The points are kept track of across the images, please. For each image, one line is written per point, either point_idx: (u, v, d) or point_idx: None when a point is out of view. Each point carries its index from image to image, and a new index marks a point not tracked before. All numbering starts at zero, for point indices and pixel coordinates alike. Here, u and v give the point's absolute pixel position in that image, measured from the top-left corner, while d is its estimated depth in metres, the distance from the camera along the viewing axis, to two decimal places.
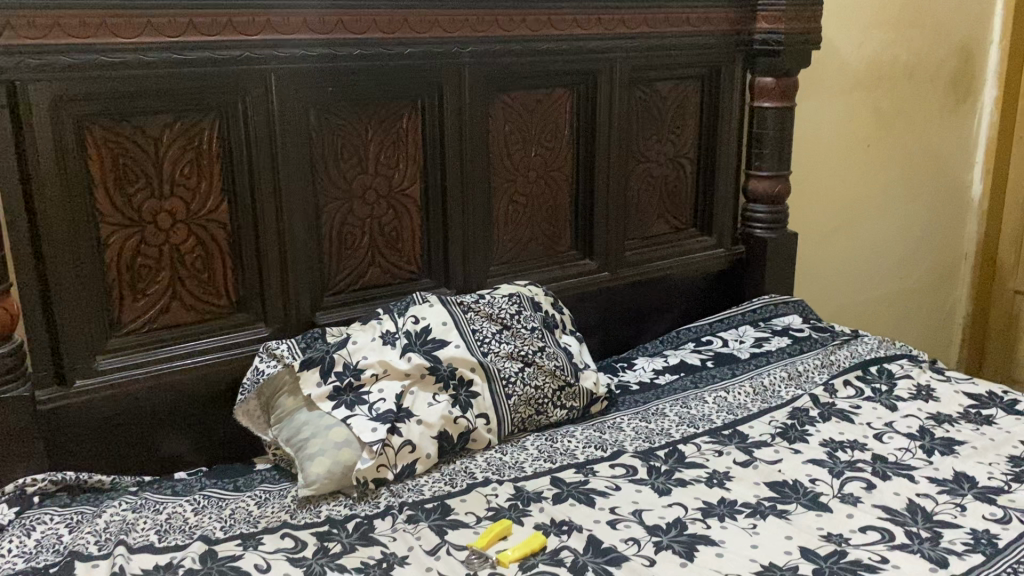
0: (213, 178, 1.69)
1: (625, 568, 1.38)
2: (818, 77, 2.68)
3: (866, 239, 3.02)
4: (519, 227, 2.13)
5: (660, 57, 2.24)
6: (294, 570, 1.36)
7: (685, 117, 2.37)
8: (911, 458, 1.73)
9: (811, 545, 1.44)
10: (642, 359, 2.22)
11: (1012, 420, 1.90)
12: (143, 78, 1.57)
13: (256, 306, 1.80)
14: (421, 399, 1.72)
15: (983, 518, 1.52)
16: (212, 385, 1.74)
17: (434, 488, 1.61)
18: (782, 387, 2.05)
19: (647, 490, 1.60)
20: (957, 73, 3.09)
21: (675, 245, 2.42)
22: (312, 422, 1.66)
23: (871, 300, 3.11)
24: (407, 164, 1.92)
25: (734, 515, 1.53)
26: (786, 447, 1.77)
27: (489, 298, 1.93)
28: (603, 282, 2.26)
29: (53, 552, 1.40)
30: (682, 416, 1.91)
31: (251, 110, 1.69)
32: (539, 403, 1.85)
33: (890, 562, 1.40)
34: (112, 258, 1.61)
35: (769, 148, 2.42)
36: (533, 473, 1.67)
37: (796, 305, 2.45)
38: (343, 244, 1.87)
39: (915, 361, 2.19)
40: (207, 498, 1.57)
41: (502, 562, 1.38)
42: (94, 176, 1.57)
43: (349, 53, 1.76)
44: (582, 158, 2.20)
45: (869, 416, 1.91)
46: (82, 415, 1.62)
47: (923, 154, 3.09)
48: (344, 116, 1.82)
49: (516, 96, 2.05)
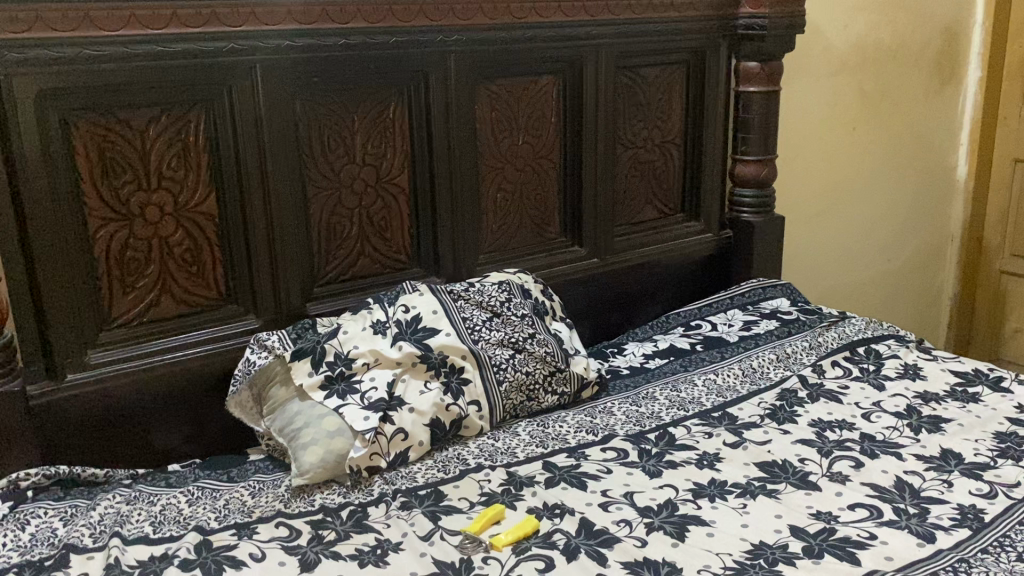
0: (201, 170, 1.69)
1: (617, 549, 1.39)
2: (803, 60, 2.69)
3: (854, 222, 3.04)
4: (508, 215, 2.14)
5: (646, 42, 2.25)
6: (289, 558, 1.37)
7: (671, 102, 2.37)
8: (899, 437, 1.75)
9: (801, 524, 1.46)
10: (632, 344, 2.24)
11: (998, 397, 1.93)
12: (127, 71, 1.56)
13: (246, 298, 1.80)
14: (412, 387, 1.73)
15: (970, 494, 1.54)
16: (203, 377, 1.75)
17: (427, 475, 1.63)
18: (771, 369, 2.07)
19: (638, 473, 1.62)
20: (942, 54, 3.10)
21: (663, 230, 2.44)
22: (305, 411, 1.66)
23: (859, 282, 3.13)
24: (395, 154, 1.92)
25: (723, 495, 1.55)
26: (775, 428, 1.79)
27: (479, 286, 1.94)
28: (592, 268, 2.27)
29: (48, 546, 1.41)
30: (673, 399, 1.93)
31: (238, 101, 1.69)
32: (531, 389, 1.86)
33: (878, 538, 1.42)
34: (101, 251, 1.61)
35: (755, 133, 2.43)
36: (525, 458, 1.68)
37: (785, 288, 2.47)
38: (332, 234, 1.87)
39: (902, 341, 2.21)
40: (202, 490, 1.58)
41: (495, 546, 1.39)
42: (81, 170, 1.57)
43: (334, 43, 1.76)
44: (570, 146, 2.20)
45: (857, 396, 1.93)
46: (74, 409, 1.62)
47: (908, 136, 3.11)
48: (331, 106, 1.82)
49: (502, 84, 2.05)
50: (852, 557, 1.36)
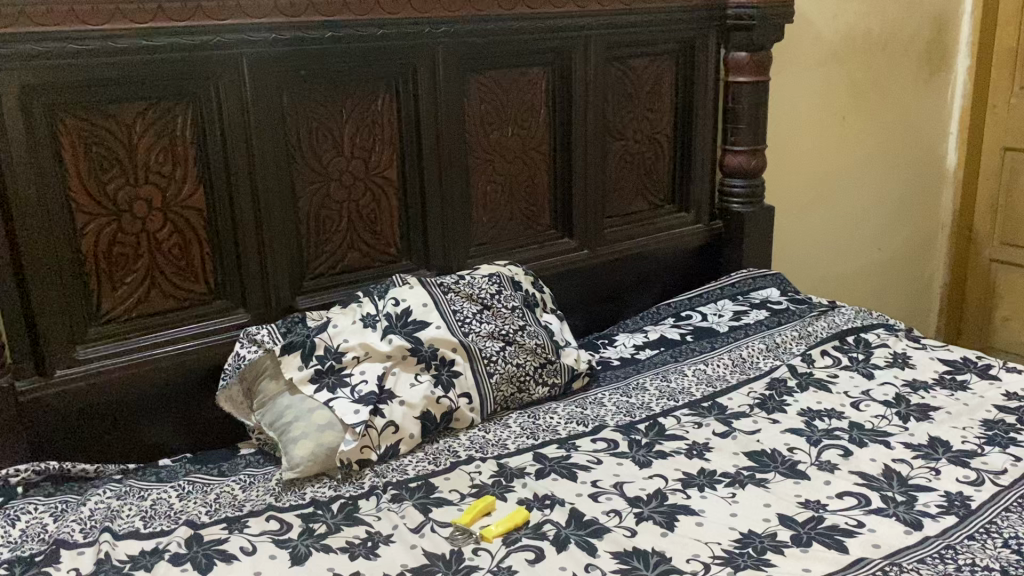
0: (189, 164, 1.69)
1: (606, 539, 1.39)
2: (792, 49, 2.69)
3: (844, 212, 3.05)
4: (498, 208, 2.14)
5: (635, 33, 2.25)
6: (280, 551, 1.37)
7: (661, 93, 2.37)
8: (887, 425, 1.76)
9: (790, 512, 1.47)
10: (623, 335, 2.24)
11: (986, 384, 1.94)
12: (113, 66, 1.56)
13: (235, 293, 1.80)
14: (402, 380, 1.74)
15: (957, 481, 1.55)
16: (194, 372, 1.75)
17: (418, 467, 1.63)
18: (760, 359, 2.08)
19: (628, 463, 1.63)
20: (930, 43, 3.11)
21: (654, 222, 2.44)
22: (295, 405, 1.67)
23: (850, 271, 3.14)
24: (383, 146, 1.92)
25: (713, 485, 1.55)
26: (764, 418, 1.80)
27: (468, 279, 1.94)
28: (582, 260, 2.28)
29: (38, 541, 1.41)
30: (662, 389, 1.94)
31: (225, 95, 1.69)
32: (522, 380, 1.86)
33: (866, 526, 1.42)
34: (89, 246, 1.61)
35: (745, 123, 2.43)
36: (516, 450, 1.69)
37: (775, 278, 2.48)
38: (321, 228, 1.87)
39: (892, 330, 2.22)
40: (192, 484, 1.58)
41: (486, 537, 1.40)
42: (69, 164, 1.56)
43: (322, 36, 1.75)
44: (559, 137, 2.21)
45: (846, 385, 1.94)
46: (64, 404, 1.62)
47: (898, 124, 3.12)
48: (319, 99, 1.82)
49: (491, 76, 2.05)
50: (840, 545, 1.37)
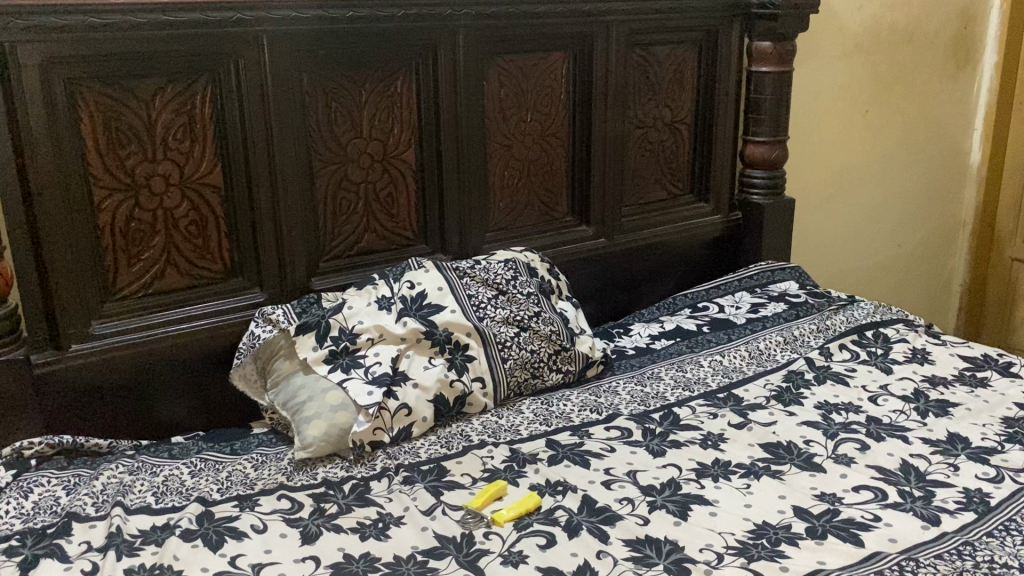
0: (206, 141, 1.68)
1: (619, 527, 1.38)
2: (817, 41, 2.66)
3: (864, 207, 3.01)
4: (516, 194, 2.12)
5: (659, 20, 2.22)
6: (290, 530, 1.37)
7: (682, 81, 2.35)
8: (905, 420, 1.74)
9: (805, 504, 1.45)
10: (639, 325, 2.22)
11: (1007, 382, 1.91)
12: (132, 41, 1.55)
13: (251, 272, 1.79)
14: (416, 362, 1.73)
15: (977, 478, 1.53)
16: (209, 349, 1.75)
17: (430, 451, 1.62)
18: (776, 352, 2.06)
19: (641, 452, 1.61)
20: (958, 37, 3.06)
21: (672, 211, 2.42)
22: (309, 385, 1.66)
23: (869, 267, 3.11)
24: (402, 129, 1.91)
25: (727, 475, 1.54)
26: (781, 410, 1.78)
27: (484, 264, 1.92)
28: (599, 248, 2.26)
29: (50, 514, 1.42)
30: (678, 379, 1.92)
31: (245, 73, 1.68)
32: (535, 367, 1.85)
33: (882, 519, 1.41)
34: (106, 223, 1.61)
35: (766, 113, 2.41)
36: (529, 436, 1.68)
37: (794, 271, 2.45)
38: (337, 209, 1.86)
39: (911, 325, 2.19)
40: (204, 461, 1.58)
41: (497, 522, 1.39)
42: (87, 137, 1.56)
43: (342, 15, 1.74)
44: (578, 124, 2.18)
45: (864, 379, 1.92)
46: (78, 378, 1.62)
47: (923, 118, 3.08)
48: (338, 80, 1.81)
49: (512, 60, 2.03)
50: (855, 539, 1.35)
